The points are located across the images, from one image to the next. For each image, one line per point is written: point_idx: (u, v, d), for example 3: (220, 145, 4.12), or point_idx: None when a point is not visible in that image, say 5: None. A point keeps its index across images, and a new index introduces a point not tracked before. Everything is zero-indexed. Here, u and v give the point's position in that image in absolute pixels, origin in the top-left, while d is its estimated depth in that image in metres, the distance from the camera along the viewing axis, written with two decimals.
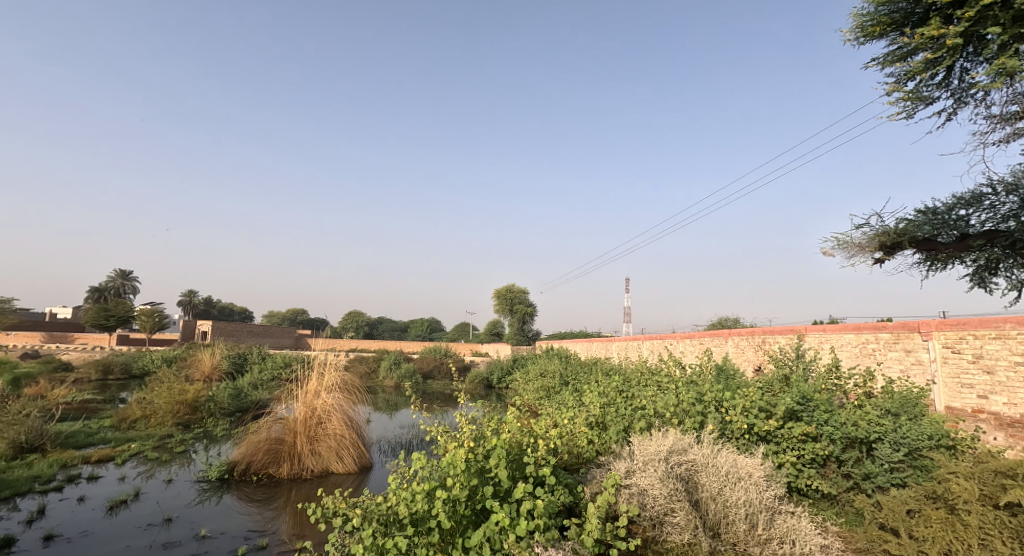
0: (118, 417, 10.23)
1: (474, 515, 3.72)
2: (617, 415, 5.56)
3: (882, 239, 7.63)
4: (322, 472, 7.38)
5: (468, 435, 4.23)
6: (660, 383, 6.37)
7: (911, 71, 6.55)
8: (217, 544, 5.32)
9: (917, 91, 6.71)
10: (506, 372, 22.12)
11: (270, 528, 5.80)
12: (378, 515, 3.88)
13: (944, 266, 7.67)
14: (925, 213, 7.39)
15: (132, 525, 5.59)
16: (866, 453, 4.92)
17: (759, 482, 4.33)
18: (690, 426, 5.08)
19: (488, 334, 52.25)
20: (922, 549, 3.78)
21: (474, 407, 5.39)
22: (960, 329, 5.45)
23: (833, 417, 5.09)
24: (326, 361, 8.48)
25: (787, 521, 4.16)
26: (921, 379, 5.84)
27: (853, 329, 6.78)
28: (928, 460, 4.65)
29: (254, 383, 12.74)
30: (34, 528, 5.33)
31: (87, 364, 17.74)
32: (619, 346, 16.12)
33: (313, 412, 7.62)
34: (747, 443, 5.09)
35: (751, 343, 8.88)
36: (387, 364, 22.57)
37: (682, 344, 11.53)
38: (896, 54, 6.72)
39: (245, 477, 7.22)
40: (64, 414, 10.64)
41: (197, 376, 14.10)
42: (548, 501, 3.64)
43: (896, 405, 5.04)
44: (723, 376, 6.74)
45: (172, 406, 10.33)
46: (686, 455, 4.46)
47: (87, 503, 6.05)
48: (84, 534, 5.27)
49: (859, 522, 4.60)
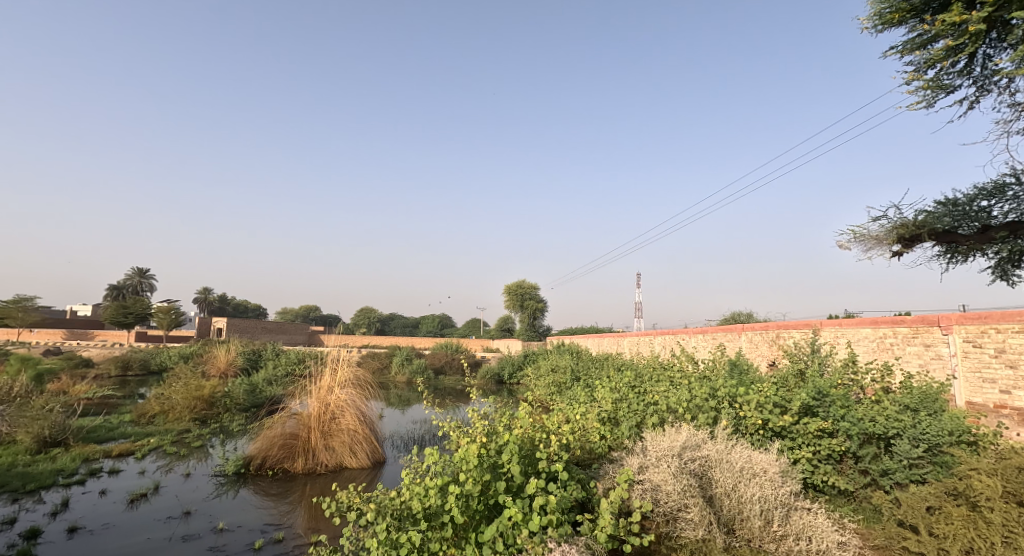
0: (138, 412, 10.42)
1: (488, 510, 3.73)
2: (629, 410, 5.57)
3: (900, 231, 7.47)
4: (336, 467, 7.47)
5: (481, 431, 4.22)
6: (673, 379, 6.31)
7: (932, 59, 6.41)
8: (234, 537, 5.39)
9: (938, 79, 6.55)
10: (517, 367, 22.19)
11: (286, 522, 5.88)
12: (392, 509, 3.89)
13: (964, 259, 7.52)
14: (945, 205, 7.23)
15: (153, 518, 5.69)
16: (884, 449, 4.86)
17: (775, 478, 4.28)
18: (704, 421, 5.05)
19: (499, 330, 52.28)
20: (943, 547, 3.71)
21: (485, 403, 5.36)
22: (982, 322, 5.34)
23: (850, 413, 5.01)
24: (339, 356, 8.50)
25: (803, 517, 4.10)
26: (941, 373, 5.73)
27: (870, 323, 6.65)
28: (949, 456, 4.53)
29: (269, 378, 12.83)
30: (58, 519, 5.45)
31: (107, 360, 18.05)
32: (630, 342, 16.10)
33: (327, 408, 7.71)
34: (762, 439, 5.01)
35: (765, 338, 8.79)
36: (399, 360, 22.76)
37: (694, 339, 11.41)
38: (916, 42, 6.56)
39: (261, 471, 7.32)
40: (86, 410, 10.90)
41: (213, 371, 14.41)
42: (561, 497, 3.63)
43: (915, 401, 4.95)
44: (737, 370, 6.69)
45: (189, 402, 10.50)
46: (700, 451, 4.43)
47: (109, 496, 6.17)
48: (106, 526, 5.38)
49: (877, 518, 4.54)
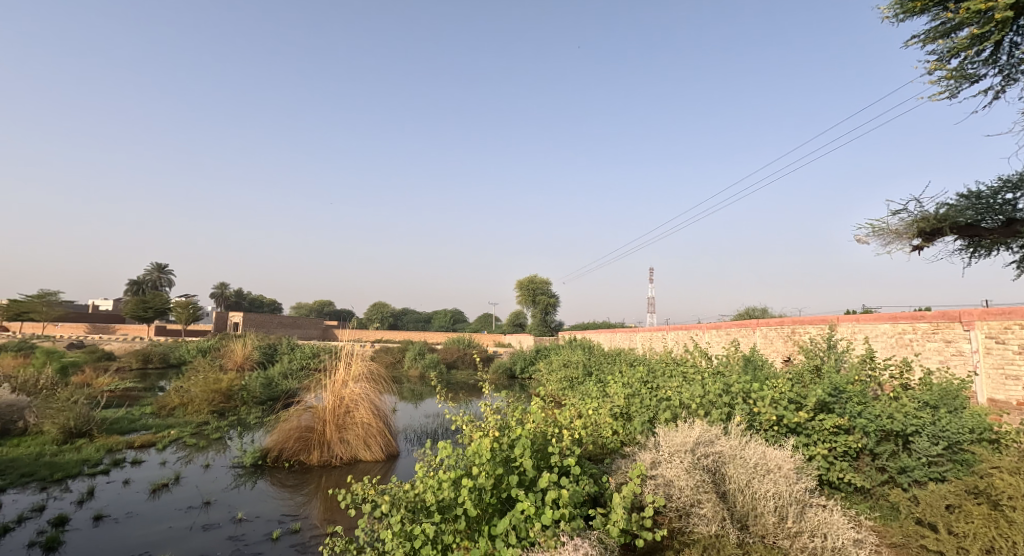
0: (158, 404, 10.65)
1: (500, 504, 3.75)
2: (642, 405, 5.54)
3: (921, 225, 7.32)
4: (351, 460, 7.56)
5: (494, 426, 4.24)
6: (686, 373, 6.28)
7: (955, 48, 6.24)
8: (253, 527, 5.49)
9: (962, 69, 6.38)
10: (529, 362, 22.21)
11: (302, 513, 5.97)
12: (406, 502, 3.93)
13: (988, 253, 7.32)
14: (968, 197, 6.99)
15: (174, 507, 5.83)
16: (903, 446, 4.78)
17: (789, 474, 4.25)
18: (717, 417, 5.02)
19: (511, 325, 52.38)
20: (963, 546, 3.64)
21: (497, 397, 5.37)
22: (1005, 319, 5.20)
23: (867, 409, 4.96)
24: (353, 351, 8.61)
25: (818, 514, 4.07)
26: (962, 369, 5.62)
27: (889, 319, 6.54)
28: (969, 454, 4.46)
29: (284, 372, 12.98)
30: (84, 507, 5.61)
31: (128, 354, 18.50)
32: (642, 337, 16.05)
33: (341, 401, 7.81)
34: (776, 435, 4.96)
35: (780, 334, 8.68)
36: (412, 354, 22.94)
37: (708, 335, 11.33)
38: (939, 30, 6.40)
39: (278, 463, 7.45)
40: (109, 402, 11.17)
41: (230, 365, 14.69)
42: (574, 491, 3.64)
43: (935, 397, 4.85)
44: (751, 366, 6.63)
45: (207, 394, 10.69)
46: (713, 446, 4.41)
47: (132, 486, 6.32)
48: (130, 514, 5.51)
49: (895, 516, 4.46)
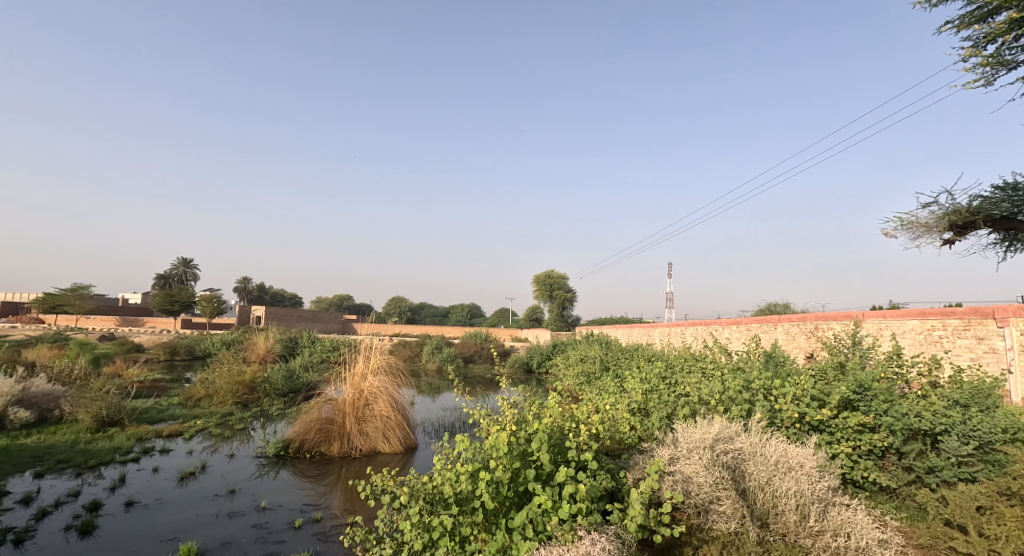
0: (185, 395, 10.93)
1: (517, 497, 3.75)
2: (660, 401, 5.49)
3: (952, 218, 7.07)
4: (370, 451, 7.66)
5: (511, 420, 4.25)
6: (705, 369, 6.20)
7: (992, 33, 5.99)
8: (276, 516, 5.60)
9: (999, 55, 6.12)
10: (546, 357, 22.20)
11: (323, 503, 6.08)
12: (424, 494, 3.96)
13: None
14: (1003, 189, 6.77)
15: (201, 495, 5.98)
16: (931, 446, 4.65)
17: (812, 473, 4.16)
18: (737, 414, 4.95)
19: (529, 319, 52.40)
20: (994, 548, 3.52)
21: (514, 392, 5.38)
22: None
23: (893, 408, 4.83)
24: (372, 344, 8.70)
25: (842, 513, 3.98)
26: (995, 367, 5.43)
27: (918, 315, 6.34)
28: (1001, 454, 4.31)
29: (305, 365, 13.19)
30: (117, 493, 5.80)
31: (156, 346, 19.03)
32: (661, 333, 15.90)
33: (361, 394, 7.91)
34: (798, 433, 4.87)
35: (803, 330, 8.51)
36: (430, 348, 23.12)
37: (728, 330, 11.16)
38: (975, 15, 6.15)
39: (299, 454, 7.58)
40: (138, 392, 11.51)
41: (253, 357, 15.00)
42: (591, 486, 3.63)
43: (966, 396, 4.70)
44: (772, 362, 6.51)
45: (232, 386, 10.94)
46: (733, 443, 4.34)
47: (161, 474, 6.51)
48: (159, 501, 5.68)
49: (922, 516, 4.35)
